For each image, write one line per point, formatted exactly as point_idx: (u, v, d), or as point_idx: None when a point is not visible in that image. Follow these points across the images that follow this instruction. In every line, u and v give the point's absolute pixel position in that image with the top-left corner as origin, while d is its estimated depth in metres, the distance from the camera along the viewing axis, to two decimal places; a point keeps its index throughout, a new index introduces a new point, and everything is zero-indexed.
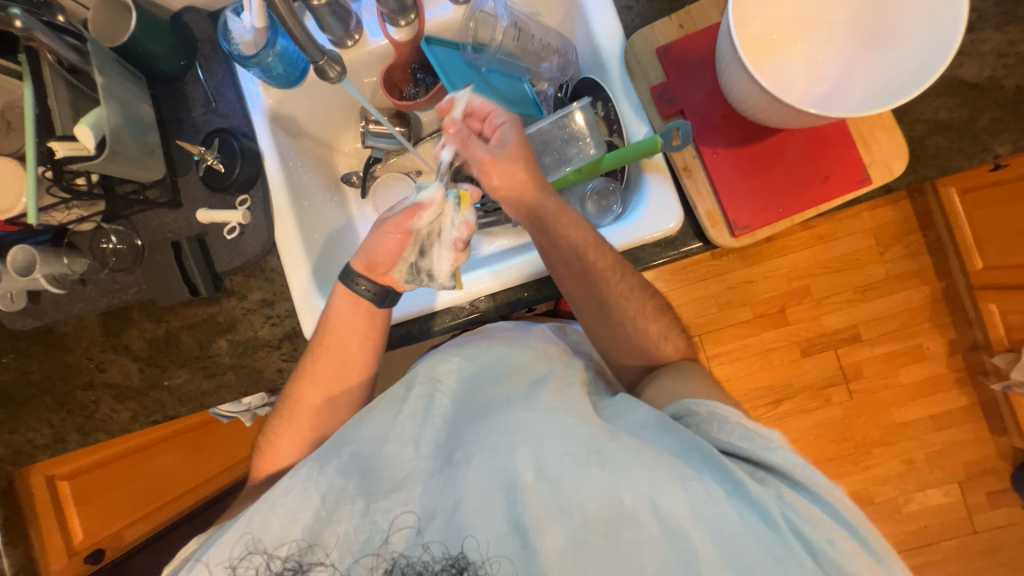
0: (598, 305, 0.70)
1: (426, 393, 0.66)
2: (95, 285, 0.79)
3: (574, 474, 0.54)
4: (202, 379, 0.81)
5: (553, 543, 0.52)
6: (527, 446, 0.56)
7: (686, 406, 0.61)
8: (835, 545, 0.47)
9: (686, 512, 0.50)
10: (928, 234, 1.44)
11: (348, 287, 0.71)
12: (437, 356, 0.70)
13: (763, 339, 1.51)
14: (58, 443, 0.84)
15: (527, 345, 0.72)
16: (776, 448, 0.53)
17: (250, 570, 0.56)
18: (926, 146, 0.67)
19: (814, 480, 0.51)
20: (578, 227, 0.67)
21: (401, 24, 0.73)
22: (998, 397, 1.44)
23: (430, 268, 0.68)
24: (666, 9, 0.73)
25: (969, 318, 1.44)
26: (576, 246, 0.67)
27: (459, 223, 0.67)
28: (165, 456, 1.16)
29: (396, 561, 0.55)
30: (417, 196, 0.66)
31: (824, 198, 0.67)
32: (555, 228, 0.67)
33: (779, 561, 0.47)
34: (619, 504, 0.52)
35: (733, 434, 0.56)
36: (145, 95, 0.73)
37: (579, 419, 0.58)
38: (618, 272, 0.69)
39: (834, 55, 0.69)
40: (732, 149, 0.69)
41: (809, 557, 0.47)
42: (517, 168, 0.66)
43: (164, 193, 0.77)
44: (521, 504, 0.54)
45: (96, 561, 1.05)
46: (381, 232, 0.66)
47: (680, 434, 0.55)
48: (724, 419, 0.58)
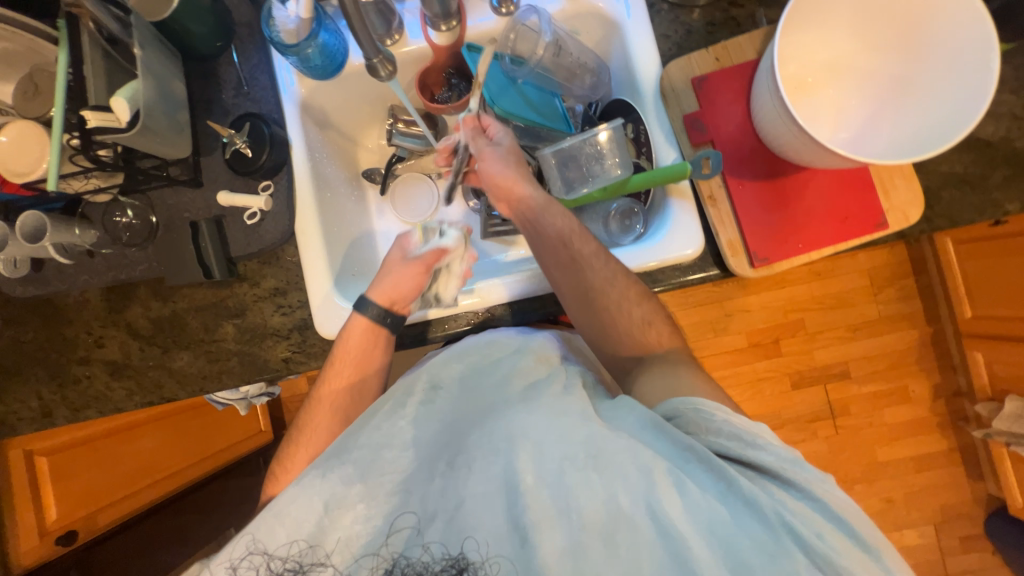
0: (584, 297, 0.68)
1: (426, 398, 0.67)
2: (103, 259, 0.77)
3: (573, 478, 0.53)
4: (205, 364, 0.79)
5: (554, 550, 0.51)
6: (529, 449, 0.55)
7: (675, 407, 0.59)
8: (825, 540, 0.48)
9: (680, 513, 0.50)
10: (920, 279, 1.48)
11: (360, 315, 0.72)
12: (435, 360, 0.71)
13: (756, 367, 1.53)
14: (44, 418, 0.81)
15: (532, 349, 0.70)
16: (765, 444, 0.54)
17: (249, 571, 0.54)
18: (941, 198, 0.69)
19: (806, 479, 0.52)
20: (566, 217, 0.69)
21: (442, 29, 0.76)
22: (977, 444, 1.48)
23: (438, 294, 0.75)
24: (702, 42, 0.75)
25: (954, 364, 1.48)
26: (563, 236, 0.68)
27: (467, 257, 0.77)
28: (148, 439, 1.15)
29: (396, 561, 0.54)
30: (439, 239, 0.77)
31: (842, 237, 0.69)
32: (543, 216, 0.69)
33: (771, 557, 0.48)
34: (617, 506, 0.51)
35: (722, 431, 0.55)
36: (179, 73, 0.72)
37: (580, 418, 0.57)
38: (604, 258, 0.68)
39: (865, 103, 0.71)
40: (757, 182, 0.71)
41: (799, 551, 0.48)
42: (511, 162, 0.72)
43: (186, 172, 0.76)
44: (521, 506, 0.53)
45: (67, 543, 0.99)
46: (406, 268, 0.75)
47: (677, 438, 0.54)
48: (710, 416, 0.57)
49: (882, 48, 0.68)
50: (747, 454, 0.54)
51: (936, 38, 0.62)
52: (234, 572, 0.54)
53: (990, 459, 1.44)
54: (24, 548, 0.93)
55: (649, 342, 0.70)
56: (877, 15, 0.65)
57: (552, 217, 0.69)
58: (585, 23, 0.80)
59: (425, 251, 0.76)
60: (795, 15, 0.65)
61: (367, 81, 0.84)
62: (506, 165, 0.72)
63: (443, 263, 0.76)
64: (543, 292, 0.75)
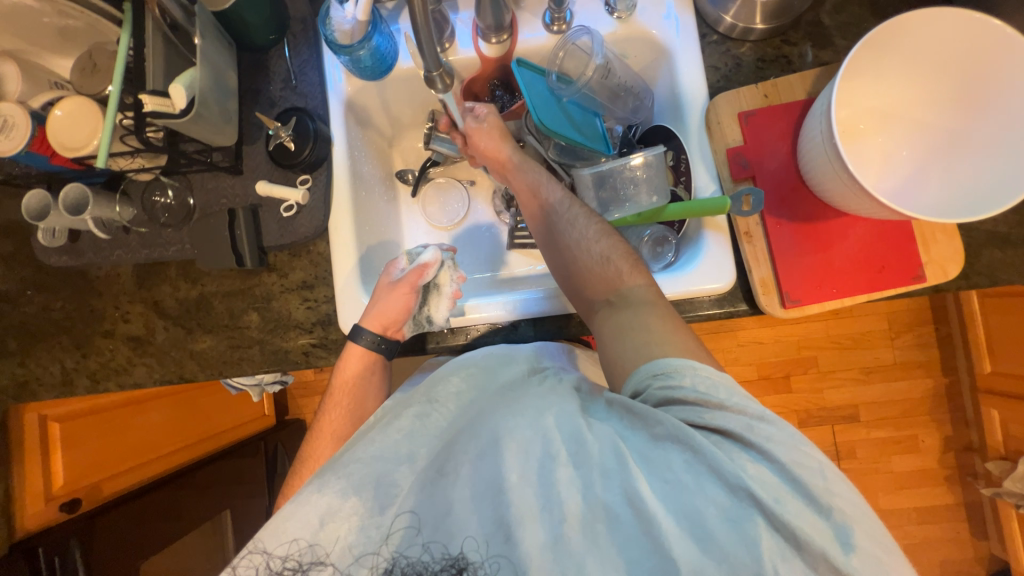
0: (557, 247, 0.71)
1: (424, 410, 0.60)
2: (138, 236, 0.78)
3: (557, 474, 0.48)
4: (226, 349, 0.80)
5: (538, 548, 0.45)
6: (513, 444, 0.50)
7: (640, 381, 0.55)
8: (782, 504, 0.43)
9: (653, 496, 0.45)
10: (940, 328, 1.46)
11: (355, 342, 0.73)
12: (436, 377, 0.65)
13: (765, 402, 1.51)
14: (64, 386, 0.82)
15: (523, 359, 0.66)
16: (732, 405, 0.49)
17: (249, 570, 0.48)
18: (981, 256, 0.68)
19: (763, 436, 0.46)
20: (531, 171, 0.77)
21: (493, 41, 0.77)
22: (985, 501, 1.44)
23: (430, 316, 0.75)
24: (752, 78, 0.75)
25: (967, 418, 1.45)
26: (534, 188, 0.76)
27: (455, 276, 0.78)
28: (154, 414, 1.18)
29: (396, 560, 0.48)
30: (419, 257, 0.77)
31: (876, 285, 0.68)
32: (517, 169, 0.78)
33: (735, 524, 0.43)
34: (599, 499, 0.47)
35: (688, 395, 0.51)
36: (232, 62, 0.74)
37: (559, 413, 0.53)
38: (569, 203, 0.73)
39: (916, 155, 0.71)
40: (796, 223, 0.70)
41: (762, 518, 0.43)
42: (497, 137, 0.78)
43: (227, 158, 0.77)
44: (503, 501, 0.47)
45: (70, 510, 0.99)
46: (392, 292, 0.74)
47: (646, 419, 0.50)
48: (672, 380, 0.52)
49: (941, 101, 0.67)
50: (713, 417, 0.49)
51: (997, 98, 0.61)
52: (232, 572, 0.49)
53: (997, 519, 1.40)
54: (29, 511, 0.93)
55: (620, 280, 0.65)
56: (941, 68, 0.65)
57: (527, 175, 0.77)
58: (635, 47, 0.79)
59: (407, 271, 0.75)
60: (856, 60, 0.65)
61: (412, 86, 0.84)
62: (492, 139, 0.78)
63: (430, 282, 0.76)
64: (561, 312, 0.75)
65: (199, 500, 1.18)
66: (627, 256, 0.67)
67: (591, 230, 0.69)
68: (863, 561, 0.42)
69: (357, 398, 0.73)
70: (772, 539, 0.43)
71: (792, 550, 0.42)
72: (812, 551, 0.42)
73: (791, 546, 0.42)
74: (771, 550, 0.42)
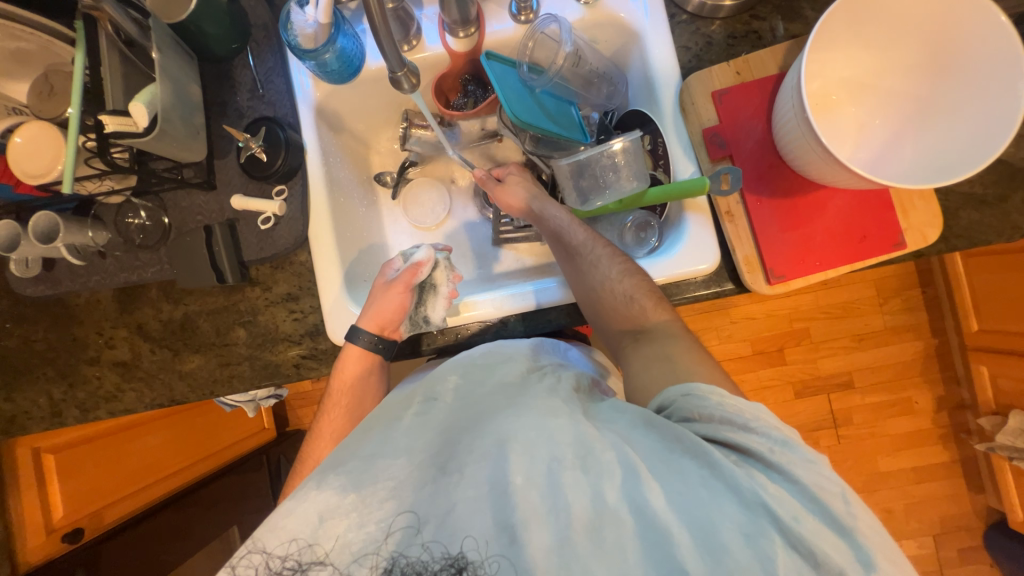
0: (582, 288, 0.71)
1: (423, 408, 0.59)
2: (115, 260, 0.77)
3: (563, 479, 0.47)
4: (216, 367, 0.79)
5: (542, 551, 0.45)
6: (519, 449, 0.49)
7: (667, 398, 0.56)
8: (802, 523, 0.44)
9: (664, 505, 0.45)
10: (927, 291, 1.48)
11: (353, 344, 0.73)
12: (434, 375, 0.64)
13: (761, 375, 1.53)
14: (54, 417, 0.81)
15: (520, 356, 0.65)
16: (757, 427, 0.50)
17: (248, 571, 0.46)
18: (959, 218, 0.69)
19: (787, 459, 0.47)
20: (557, 212, 0.75)
21: (461, 36, 0.75)
22: (979, 456, 1.47)
23: (426, 315, 0.74)
24: (723, 55, 0.75)
25: (958, 377, 1.48)
26: (558, 233, 0.74)
27: (450, 276, 0.76)
28: (154, 436, 1.17)
29: (394, 560, 0.46)
30: (412, 256, 0.76)
31: (858, 256, 0.68)
32: (542, 212, 0.76)
33: (749, 539, 0.43)
34: (607, 504, 0.46)
35: (714, 413, 0.52)
36: (194, 76, 0.72)
37: (570, 420, 0.52)
38: (596, 243, 0.72)
39: (889, 124, 0.71)
40: (775, 199, 0.70)
41: (777, 533, 0.44)
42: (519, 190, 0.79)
43: (199, 174, 0.76)
44: (508, 504, 0.47)
45: (74, 539, 0.98)
46: (387, 292, 0.74)
47: (664, 431, 0.51)
48: (703, 402, 0.53)
49: (911, 68, 0.67)
50: (736, 436, 0.50)
51: (964, 61, 0.62)
52: (231, 573, 0.46)
53: (992, 473, 1.43)
54: (31, 545, 0.92)
55: (645, 317, 0.67)
56: (910, 35, 0.65)
57: (549, 216, 0.75)
58: (604, 32, 0.78)
59: (401, 271, 0.75)
60: (825, 31, 0.65)
61: (381, 87, 0.83)
62: (512, 192, 0.79)
63: (425, 280, 0.75)
64: (548, 305, 0.75)
65: (205, 518, 1.18)
66: (650, 292, 0.68)
67: (615, 270, 0.69)
68: None
69: (356, 399, 0.73)
70: (788, 556, 0.43)
71: (806, 567, 0.43)
72: (829, 567, 0.42)
73: (808, 562, 0.43)
74: (786, 566, 0.43)
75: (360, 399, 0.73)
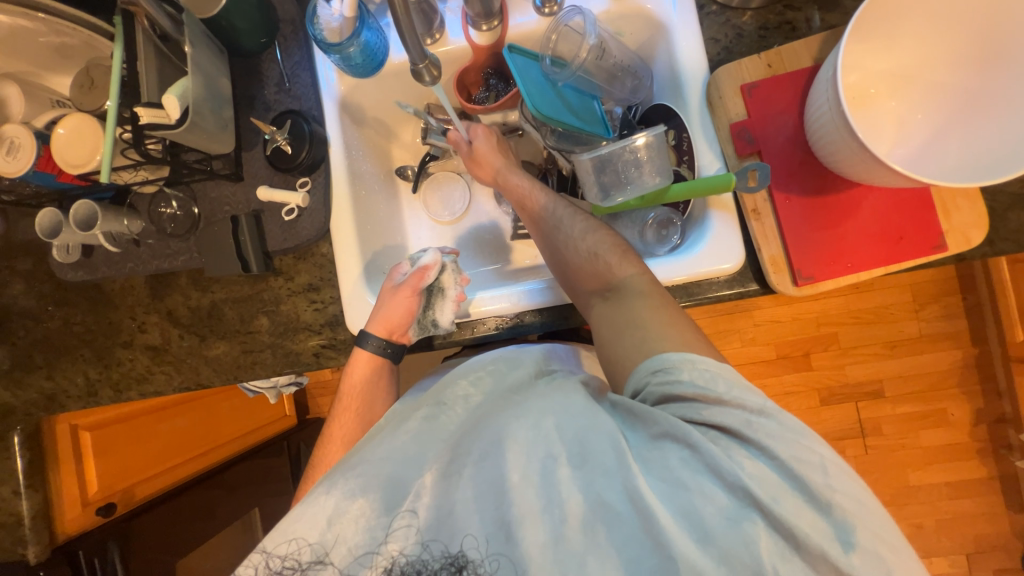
0: (549, 251, 0.74)
1: (430, 414, 0.58)
2: (148, 248, 0.80)
3: (558, 475, 0.47)
4: (240, 354, 0.82)
5: (538, 548, 0.44)
6: (516, 445, 0.49)
7: (641, 378, 0.54)
8: (780, 503, 0.42)
9: (653, 496, 0.44)
10: (967, 298, 1.40)
11: (362, 348, 0.73)
12: (444, 380, 0.64)
13: (784, 380, 1.48)
14: (90, 396, 0.85)
15: (530, 362, 0.64)
16: (732, 399, 0.48)
17: (248, 571, 0.48)
18: (1007, 220, 0.65)
19: (767, 437, 0.45)
20: (519, 183, 0.78)
21: (484, 28, 0.76)
22: (1020, 474, 1.39)
23: (434, 319, 0.75)
24: (754, 48, 0.72)
25: (999, 389, 1.40)
26: (523, 202, 0.78)
27: (458, 279, 0.76)
28: (180, 419, 1.22)
29: (395, 562, 0.47)
30: (419, 260, 0.76)
31: (892, 258, 0.65)
32: (506, 183, 0.79)
33: (732, 522, 0.43)
34: (600, 498, 0.46)
35: (687, 391, 0.49)
36: (225, 69, 0.74)
37: (561, 416, 0.51)
38: (559, 207, 0.75)
39: (933, 118, 0.67)
40: (805, 197, 0.68)
41: (758, 515, 0.43)
42: (489, 157, 0.80)
43: (227, 166, 0.78)
44: (505, 502, 0.46)
45: (107, 513, 1.01)
46: (395, 296, 0.74)
47: (644, 416, 0.49)
48: (675, 379, 0.50)
49: (960, 59, 0.63)
50: (712, 413, 0.48)
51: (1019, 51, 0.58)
52: None
53: None
54: (69, 516, 0.95)
55: (610, 272, 0.67)
56: (960, 23, 0.61)
57: (517, 182, 0.78)
58: (631, 24, 0.77)
59: (409, 275, 0.75)
60: (867, 19, 0.61)
61: (404, 81, 0.83)
62: (484, 162, 0.81)
63: (432, 284, 0.75)
64: (563, 303, 0.74)
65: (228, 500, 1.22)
66: (615, 247, 0.69)
67: (577, 228, 0.72)
68: (863, 558, 0.41)
69: (366, 402, 0.74)
70: (770, 539, 0.42)
71: (790, 551, 0.42)
72: (810, 549, 0.42)
73: (790, 545, 0.42)
74: (769, 551, 0.42)
75: (376, 394, 0.74)
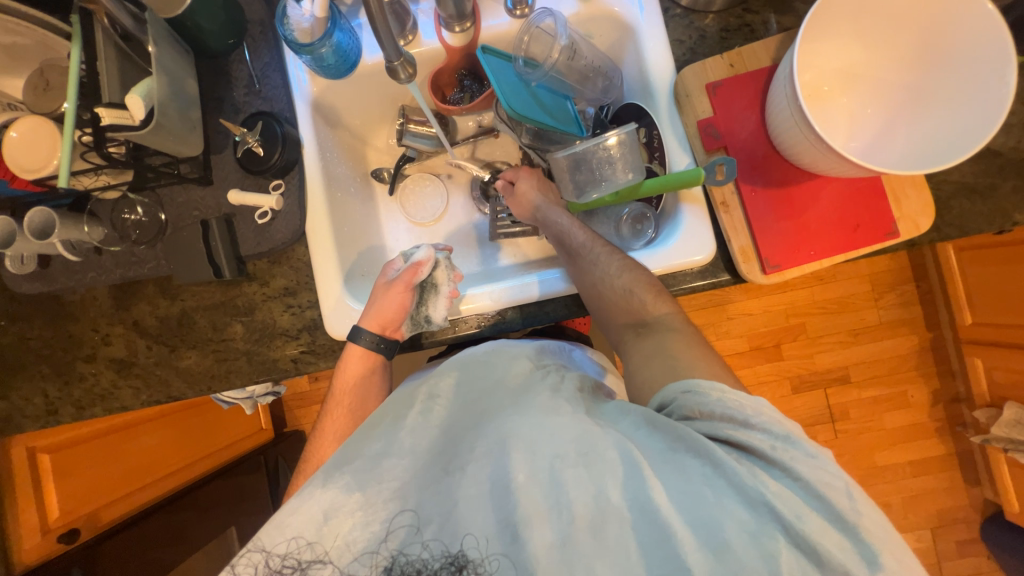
0: (584, 285, 0.71)
1: (425, 407, 0.57)
2: (111, 256, 0.77)
3: (565, 475, 0.47)
4: (213, 362, 0.79)
5: (545, 548, 0.45)
6: (520, 446, 0.49)
7: (670, 394, 0.55)
8: (805, 521, 0.42)
9: (665, 500, 0.44)
10: (920, 284, 1.49)
11: (355, 343, 0.73)
12: (436, 372, 0.63)
13: (758, 371, 1.54)
14: (49, 415, 0.80)
15: (523, 354, 0.65)
16: (758, 423, 0.48)
17: (248, 570, 0.46)
18: (951, 207, 0.70)
19: (790, 457, 0.46)
20: (561, 214, 0.77)
21: (456, 31, 0.76)
22: (974, 449, 1.48)
23: (428, 314, 0.74)
24: (717, 49, 0.76)
25: (953, 370, 1.49)
26: (561, 234, 0.76)
27: (452, 275, 0.76)
28: (148, 437, 1.16)
29: (394, 559, 0.46)
30: (412, 256, 0.76)
31: (851, 246, 0.69)
32: (549, 213, 0.78)
33: (754, 540, 0.42)
34: (608, 500, 0.46)
35: (715, 409, 0.50)
36: (190, 70, 0.73)
37: (573, 418, 0.52)
38: (601, 243, 0.73)
39: (881, 112, 0.72)
40: (770, 190, 0.71)
41: (781, 534, 0.42)
42: (530, 194, 0.82)
43: (195, 169, 0.76)
44: (510, 503, 0.46)
45: (70, 540, 0.96)
46: (388, 292, 0.74)
47: (666, 429, 0.49)
48: (706, 399, 0.51)
49: (904, 57, 0.68)
50: (737, 433, 0.48)
51: (953, 50, 0.63)
52: (231, 572, 0.46)
53: (987, 465, 1.44)
54: (26, 546, 0.91)
55: (645, 310, 0.67)
56: (902, 24, 0.65)
57: (554, 218, 0.77)
58: (599, 26, 0.79)
59: (402, 271, 0.75)
60: (818, 20, 0.65)
61: (378, 82, 0.83)
62: (525, 196, 0.82)
63: (425, 279, 0.75)
64: (543, 299, 0.75)
65: (202, 520, 1.17)
66: (648, 285, 0.68)
67: (613, 265, 0.69)
68: None
69: (354, 408, 0.73)
70: (791, 555, 0.42)
71: (810, 565, 0.42)
72: (832, 566, 0.41)
73: (811, 560, 0.42)
74: (789, 565, 0.42)
75: (361, 401, 0.72)
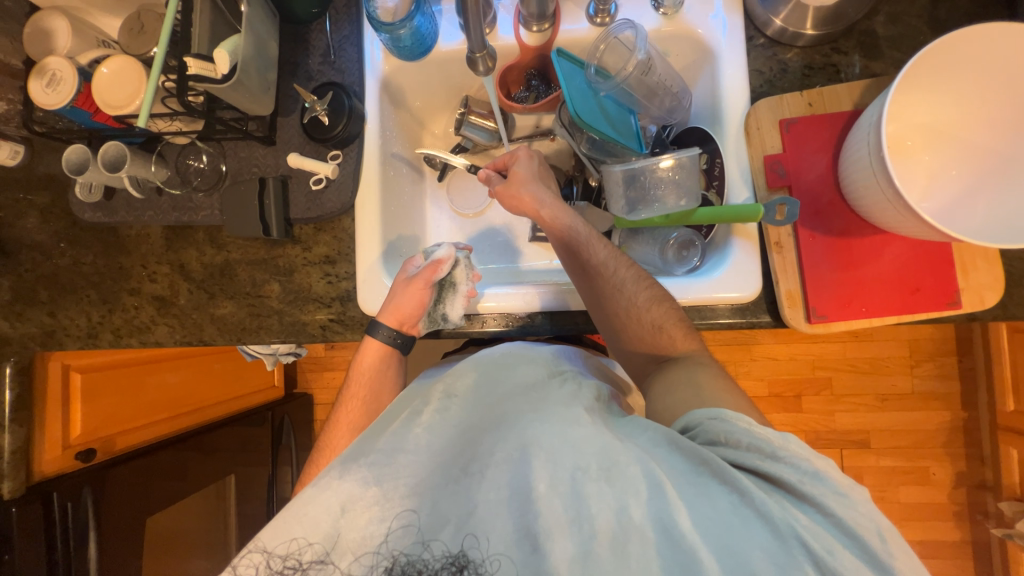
0: (604, 310, 0.68)
1: (441, 405, 0.57)
2: (170, 198, 0.80)
3: (587, 489, 0.47)
4: (246, 316, 0.81)
5: (565, 562, 0.44)
6: (541, 454, 0.49)
7: (694, 418, 0.54)
8: (837, 557, 0.41)
9: (691, 527, 0.43)
10: (962, 360, 1.41)
11: (372, 337, 0.74)
12: (453, 370, 0.63)
13: (774, 419, 1.48)
14: (90, 338, 0.84)
15: (541, 361, 0.64)
16: (786, 456, 0.47)
17: (248, 570, 0.47)
18: (1022, 287, 0.66)
19: (820, 492, 0.45)
20: (576, 222, 0.71)
21: (534, 29, 0.77)
22: (993, 541, 1.40)
23: (444, 313, 0.74)
24: (796, 85, 0.74)
25: (983, 455, 1.41)
26: (574, 244, 0.70)
27: (470, 275, 0.75)
28: (172, 374, 1.21)
29: (396, 559, 0.46)
30: (433, 253, 0.75)
31: (910, 309, 0.66)
32: (558, 217, 0.72)
33: (781, 572, 0.41)
34: (631, 519, 0.45)
35: (741, 440, 0.49)
36: (274, 33, 0.75)
37: (589, 428, 0.51)
38: (624, 262, 0.69)
39: (966, 175, 0.68)
40: (829, 237, 0.69)
41: (811, 566, 0.41)
42: (527, 189, 0.74)
43: (261, 128, 0.78)
44: (531, 511, 0.46)
45: (87, 459, 1.01)
46: (408, 288, 0.73)
47: (689, 451, 0.48)
48: (729, 432, 0.50)
49: (1000, 122, 0.64)
50: (765, 464, 0.47)
51: None
52: (232, 572, 0.47)
53: (1006, 561, 1.36)
54: (50, 456, 0.95)
55: (671, 348, 0.66)
56: (1006, 87, 0.62)
57: (566, 225, 0.71)
58: (678, 45, 0.78)
59: (422, 268, 0.74)
60: (913, 73, 0.62)
61: (447, 69, 0.84)
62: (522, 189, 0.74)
63: (444, 278, 0.75)
64: (573, 309, 0.75)
65: (204, 463, 1.20)
66: (675, 320, 0.67)
67: (641, 295, 0.67)
68: None
69: (373, 390, 0.74)
70: None
71: None
72: None
73: None
74: None
75: (378, 387, 0.74)
